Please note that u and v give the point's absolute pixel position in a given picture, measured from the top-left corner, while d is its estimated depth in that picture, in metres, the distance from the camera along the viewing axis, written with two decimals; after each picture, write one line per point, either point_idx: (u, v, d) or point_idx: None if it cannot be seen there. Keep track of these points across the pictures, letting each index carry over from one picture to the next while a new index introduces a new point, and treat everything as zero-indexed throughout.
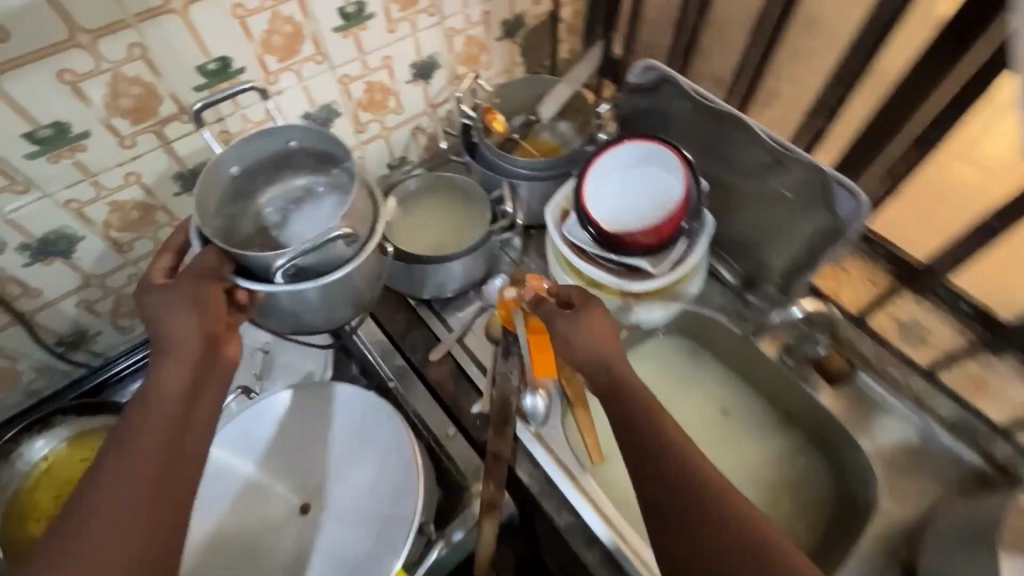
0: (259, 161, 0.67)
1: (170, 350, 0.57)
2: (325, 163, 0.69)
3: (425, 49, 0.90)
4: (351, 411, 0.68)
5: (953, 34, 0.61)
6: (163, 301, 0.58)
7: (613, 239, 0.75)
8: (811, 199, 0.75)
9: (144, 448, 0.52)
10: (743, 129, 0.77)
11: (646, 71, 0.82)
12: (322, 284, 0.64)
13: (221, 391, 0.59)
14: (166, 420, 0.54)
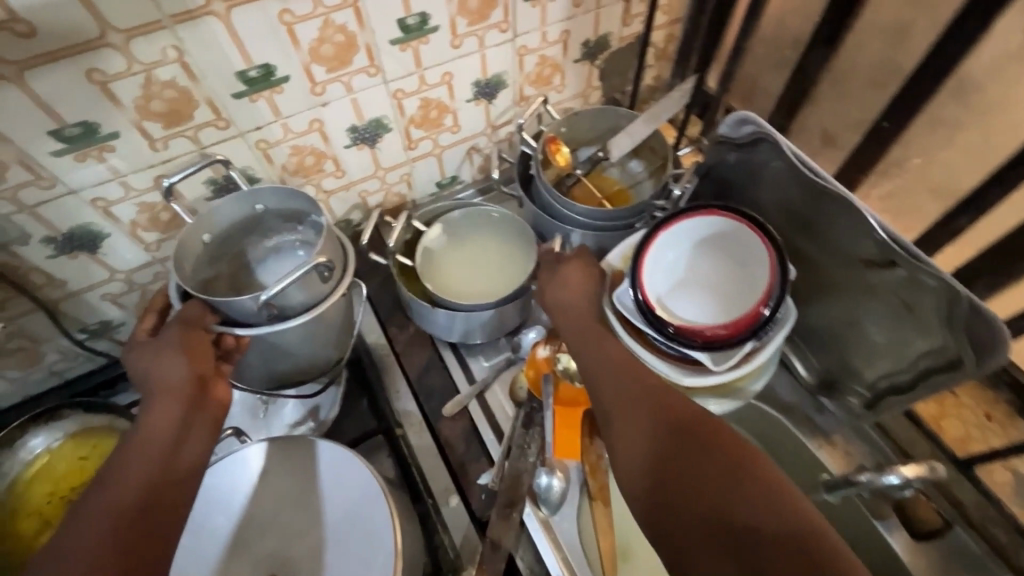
0: (231, 225, 0.65)
1: (159, 393, 0.51)
2: (294, 219, 0.68)
3: (492, 67, 0.81)
4: (347, 479, 0.59)
5: None
6: (153, 351, 0.53)
7: (671, 323, 0.62)
8: (935, 313, 0.59)
9: (117, 489, 0.46)
10: (851, 213, 0.62)
11: (740, 124, 0.68)
12: (311, 317, 0.60)
13: (211, 430, 0.52)
14: (147, 460, 0.48)
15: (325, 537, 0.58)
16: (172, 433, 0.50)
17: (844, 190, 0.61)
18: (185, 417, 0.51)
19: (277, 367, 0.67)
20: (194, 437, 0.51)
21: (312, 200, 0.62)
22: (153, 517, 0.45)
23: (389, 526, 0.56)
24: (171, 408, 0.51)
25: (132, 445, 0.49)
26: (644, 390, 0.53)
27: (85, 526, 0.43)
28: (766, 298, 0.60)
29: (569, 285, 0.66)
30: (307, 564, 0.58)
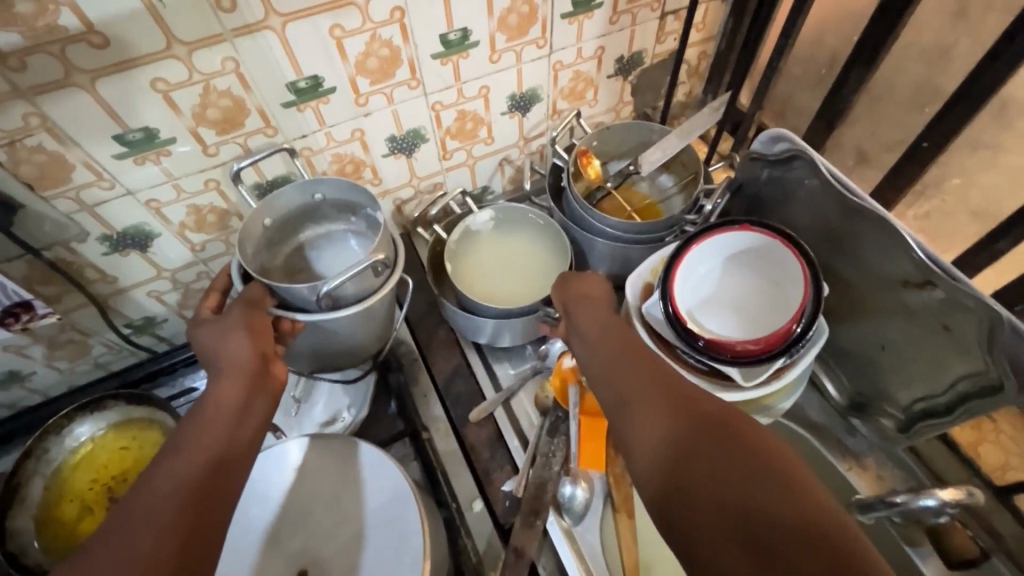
0: (289, 212, 0.67)
1: (224, 371, 0.52)
2: (347, 209, 0.69)
3: (527, 81, 0.82)
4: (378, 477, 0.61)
5: None
6: (221, 330, 0.55)
7: (701, 337, 0.62)
8: (975, 337, 0.58)
9: (187, 455, 0.45)
10: (889, 233, 0.61)
11: (775, 141, 0.68)
12: (362, 307, 0.62)
13: (270, 410, 0.52)
14: (211, 430, 0.47)
15: (353, 534, 0.60)
16: (232, 411, 0.49)
17: (880, 209, 0.61)
18: (247, 396, 0.51)
19: (318, 358, 0.70)
20: (254, 417, 0.50)
21: (375, 200, 0.64)
22: (214, 504, 0.43)
23: (416, 526, 0.58)
24: (232, 389, 0.50)
25: (196, 418, 0.48)
26: (649, 377, 0.51)
27: (140, 509, 0.41)
28: (799, 316, 0.60)
29: (588, 283, 0.67)
30: (337, 562, 0.59)
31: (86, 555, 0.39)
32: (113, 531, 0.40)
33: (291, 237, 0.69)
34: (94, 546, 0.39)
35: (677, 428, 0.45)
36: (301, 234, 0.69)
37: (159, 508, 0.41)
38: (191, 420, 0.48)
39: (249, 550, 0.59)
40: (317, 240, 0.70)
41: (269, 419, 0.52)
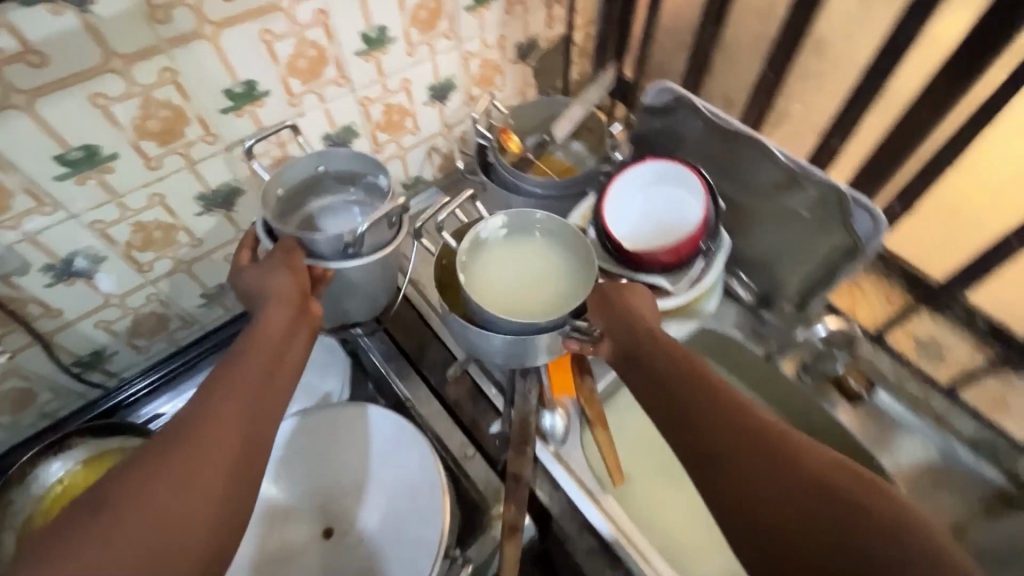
0: (298, 182, 0.73)
1: (273, 301, 0.57)
2: (348, 180, 0.76)
3: (443, 71, 0.91)
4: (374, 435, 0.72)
5: (956, 67, 0.62)
6: (266, 270, 0.60)
7: (632, 256, 0.74)
8: (832, 216, 0.75)
9: (245, 372, 0.49)
10: (758, 149, 0.78)
11: (661, 92, 0.84)
12: (378, 258, 0.68)
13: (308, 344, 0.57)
14: (259, 360, 0.51)
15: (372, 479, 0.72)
16: (282, 335, 0.55)
17: (749, 131, 0.78)
18: (293, 325, 0.57)
19: (327, 313, 0.75)
20: (296, 345, 0.56)
21: (378, 164, 0.71)
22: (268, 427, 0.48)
23: (427, 462, 0.68)
24: (277, 320, 0.56)
25: (248, 340, 0.53)
26: (710, 404, 0.52)
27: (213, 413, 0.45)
28: (704, 224, 0.73)
29: (628, 295, 0.65)
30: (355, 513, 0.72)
31: (166, 438, 0.43)
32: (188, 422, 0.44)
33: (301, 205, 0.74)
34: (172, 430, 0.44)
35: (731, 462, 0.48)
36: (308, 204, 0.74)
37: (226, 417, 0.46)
38: (243, 343, 0.53)
39: (277, 518, 0.72)
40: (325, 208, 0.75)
41: (307, 354, 0.57)
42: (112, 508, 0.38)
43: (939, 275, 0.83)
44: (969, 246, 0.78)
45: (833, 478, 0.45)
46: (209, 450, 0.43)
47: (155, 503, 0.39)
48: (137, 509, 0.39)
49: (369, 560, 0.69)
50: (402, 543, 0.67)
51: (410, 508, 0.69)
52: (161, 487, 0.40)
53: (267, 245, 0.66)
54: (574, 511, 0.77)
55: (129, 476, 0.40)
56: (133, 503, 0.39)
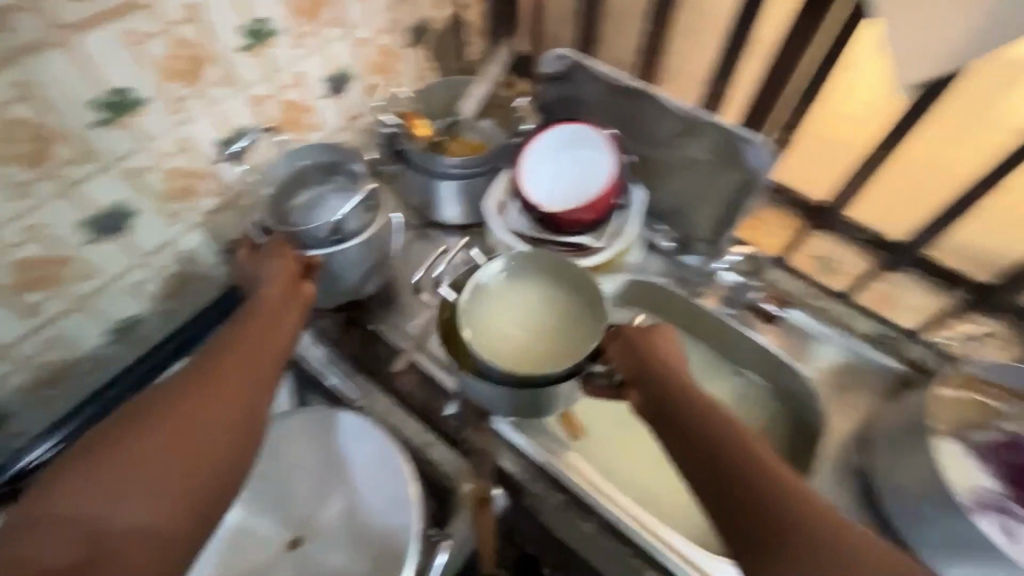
0: (283, 180, 0.84)
1: (265, 281, 0.70)
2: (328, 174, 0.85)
3: (337, 61, 0.88)
4: (328, 438, 0.71)
5: (810, 5, 0.69)
6: (259, 259, 0.73)
7: (555, 218, 0.77)
8: (727, 155, 0.81)
9: (245, 339, 0.62)
10: (653, 102, 0.83)
11: (557, 59, 0.87)
12: (363, 238, 0.78)
13: (299, 315, 0.69)
14: (256, 329, 0.64)
15: (342, 478, 0.71)
16: (276, 308, 0.67)
17: (643, 86, 0.82)
18: (285, 299, 0.69)
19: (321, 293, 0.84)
20: (289, 314, 0.68)
21: (349, 151, 0.84)
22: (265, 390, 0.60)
23: (391, 448, 0.67)
24: (270, 300, 0.68)
25: (249, 313, 0.66)
26: (739, 457, 0.55)
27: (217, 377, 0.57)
28: (616, 178, 0.77)
29: (652, 340, 0.66)
30: (322, 522, 0.71)
31: (185, 385, 0.56)
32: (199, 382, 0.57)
33: (289, 200, 0.82)
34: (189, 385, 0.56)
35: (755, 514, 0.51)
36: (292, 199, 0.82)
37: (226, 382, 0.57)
38: (247, 315, 0.66)
39: (241, 538, 0.71)
40: (307, 201, 0.81)
41: (298, 322, 0.69)
42: (135, 437, 0.50)
43: (825, 197, 0.89)
44: (846, 165, 0.84)
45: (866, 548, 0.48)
46: (212, 406, 0.55)
47: (168, 438, 0.51)
48: (154, 443, 0.50)
49: (345, 563, 0.69)
50: (381, 534, 0.68)
51: (380, 499, 0.68)
52: (172, 427, 0.52)
53: (264, 238, 0.79)
54: (539, 472, 0.79)
55: (150, 416, 0.52)
56: (150, 435, 0.51)
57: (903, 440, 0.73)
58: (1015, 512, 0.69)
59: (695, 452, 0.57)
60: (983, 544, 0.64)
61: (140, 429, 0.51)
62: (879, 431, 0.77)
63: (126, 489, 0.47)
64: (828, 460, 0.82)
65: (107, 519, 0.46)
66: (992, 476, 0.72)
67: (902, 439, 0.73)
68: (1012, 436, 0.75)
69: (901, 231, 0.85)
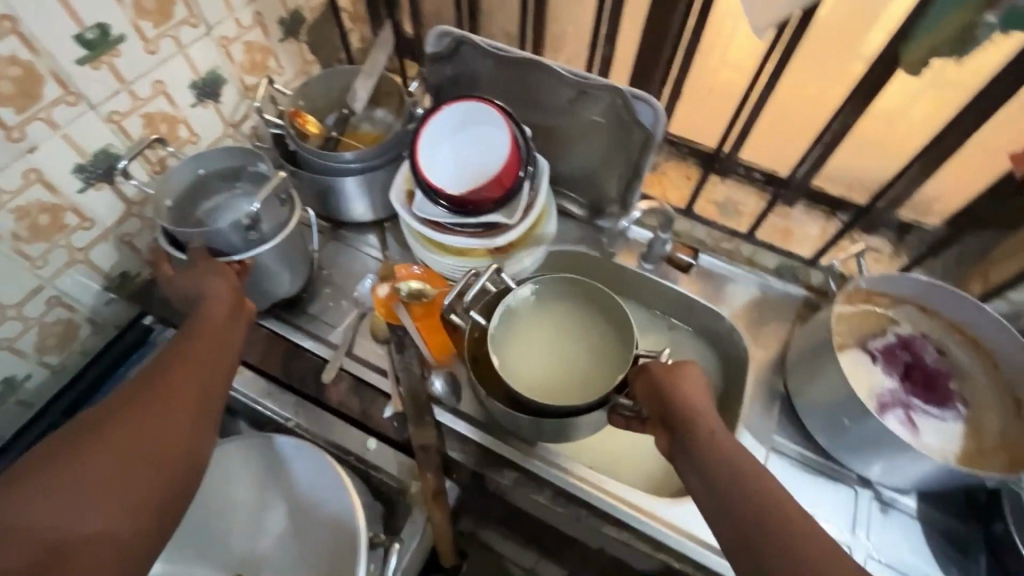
0: (183, 189, 0.78)
1: (209, 296, 0.67)
2: (231, 178, 0.81)
3: (202, 64, 0.81)
4: (251, 467, 0.68)
5: None
6: (199, 274, 0.69)
7: (463, 202, 0.76)
8: (621, 115, 0.82)
9: (193, 355, 0.61)
10: (542, 70, 0.82)
11: (441, 37, 0.84)
12: (282, 238, 0.77)
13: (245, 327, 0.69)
14: (205, 343, 0.62)
15: (276, 503, 0.68)
16: (224, 323, 0.66)
17: (529, 56, 0.81)
18: (231, 313, 0.67)
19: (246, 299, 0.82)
20: (236, 328, 0.67)
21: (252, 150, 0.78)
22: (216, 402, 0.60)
23: (317, 464, 0.64)
24: (218, 313, 0.66)
25: (194, 328, 0.64)
26: (749, 483, 0.55)
27: (168, 390, 0.56)
28: (516, 151, 0.76)
29: (676, 379, 0.65)
30: (262, 553, 0.68)
31: (132, 401, 0.55)
32: (144, 396, 0.55)
33: (194, 210, 0.78)
34: (135, 398, 0.55)
35: (768, 539, 0.51)
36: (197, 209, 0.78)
37: (178, 394, 0.56)
38: (192, 329, 0.64)
39: None
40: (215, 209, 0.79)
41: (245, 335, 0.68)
42: (82, 452, 0.49)
43: (711, 141, 0.94)
44: (725, 109, 0.89)
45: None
46: (164, 421, 0.54)
47: (118, 451, 0.50)
48: (104, 454, 0.49)
49: None
50: (324, 552, 0.65)
51: (318, 518, 0.66)
52: (122, 440, 0.51)
53: (178, 255, 0.73)
54: (488, 455, 0.79)
55: (96, 428, 0.51)
56: (97, 448, 0.49)
57: (809, 359, 0.78)
58: (915, 406, 0.77)
59: (707, 480, 0.57)
60: (888, 441, 0.70)
61: (87, 443, 0.50)
62: (794, 355, 0.82)
63: (76, 501, 0.46)
64: (754, 390, 0.86)
65: (58, 533, 0.45)
66: (893, 377, 0.79)
67: (808, 358, 0.79)
68: (905, 337, 0.82)
69: (784, 165, 0.91)
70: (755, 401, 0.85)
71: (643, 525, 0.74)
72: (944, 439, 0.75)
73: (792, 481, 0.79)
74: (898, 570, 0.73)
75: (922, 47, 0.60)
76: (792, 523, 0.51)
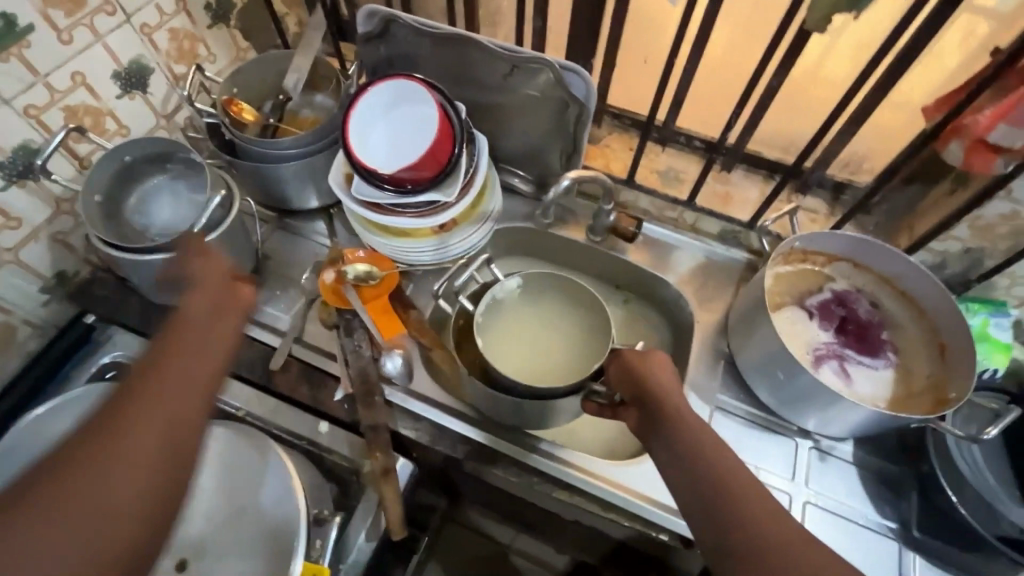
0: (111, 181, 0.77)
1: (197, 286, 0.60)
2: (162, 164, 0.81)
3: (123, 54, 0.79)
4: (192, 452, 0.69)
5: None
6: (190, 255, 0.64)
7: (400, 183, 0.76)
8: (555, 89, 0.83)
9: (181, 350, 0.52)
10: (474, 47, 0.83)
11: (370, 17, 0.84)
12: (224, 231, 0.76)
13: (232, 325, 0.58)
14: (197, 336, 0.54)
15: (219, 486, 0.70)
16: (211, 314, 0.57)
17: (459, 33, 0.81)
18: (217, 303, 0.58)
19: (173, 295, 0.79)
20: (221, 323, 0.57)
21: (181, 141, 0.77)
22: (211, 397, 0.52)
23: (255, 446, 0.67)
24: (208, 301, 0.58)
25: (182, 319, 0.56)
26: (725, 470, 0.56)
27: (154, 394, 0.48)
28: (451, 131, 0.77)
29: (648, 364, 0.68)
30: (206, 539, 0.69)
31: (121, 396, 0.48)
32: (121, 404, 0.47)
33: (126, 198, 0.79)
34: (114, 408, 0.47)
35: (737, 524, 0.53)
36: (129, 196, 0.79)
37: (165, 396, 0.49)
38: (182, 319, 0.56)
39: None
40: (150, 194, 0.81)
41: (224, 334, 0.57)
42: (70, 460, 0.43)
43: (641, 109, 0.97)
44: (651, 73, 0.94)
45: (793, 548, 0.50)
46: (156, 420, 0.47)
47: (111, 459, 0.44)
48: (97, 467, 0.43)
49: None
50: (264, 530, 0.66)
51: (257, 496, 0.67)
52: (105, 460, 0.43)
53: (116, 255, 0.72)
54: (441, 431, 0.80)
55: (89, 435, 0.45)
56: (77, 475, 0.42)
57: (746, 317, 0.81)
58: (848, 357, 0.80)
59: (682, 464, 0.58)
60: (818, 390, 0.73)
61: (66, 470, 0.42)
62: (734, 316, 0.84)
63: (65, 517, 0.41)
64: (700, 352, 0.89)
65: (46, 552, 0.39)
66: (828, 331, 0.82)
67: (745, 317, 0.81)
68: (840, 293, 0.85)
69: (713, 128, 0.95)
70: (701, 363, 0.87)
71: (592, 486, 0.77)
72: (875, 387, 0.78)
73: (737, 436, 0.82)
74: (836, 513, 0.76)
75: (823, 5, 0.61)
76: (761, 510, 0.53)
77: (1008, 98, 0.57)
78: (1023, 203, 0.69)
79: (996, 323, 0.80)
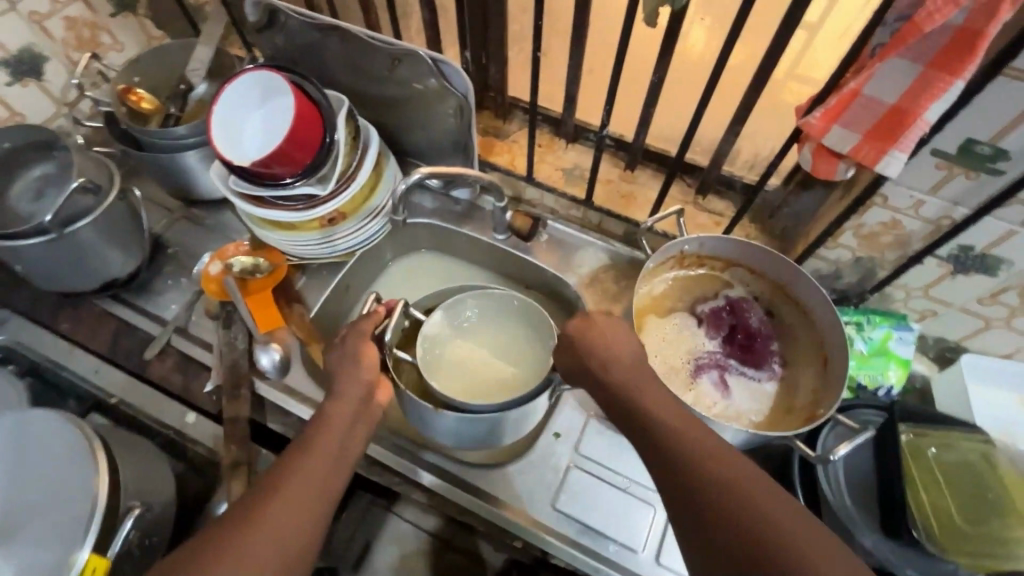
0: None
1: (339, 390, 0.64)
2: (46, 150, 0.81)
3: (9, 42, 0.80)
4: (10, 436, 0.65)
5: None
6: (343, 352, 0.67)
7: (266, 175, 0.74)
8: (437, 84, 0.81)
9: (317, 458, 0.57)
10: (350, 37, 0.81)
11: (255, 5, 0.82)
12: (95, 219, 0.76)
13: (362, 435, 0.63)
14: (329, 443, 0.59)
15: (33, 469, 0.64)
16: (348, 423, 0.62)
17: (333, 22, 0.79)
18: (356, 415, 0.63)
19: (47, 283, 0.81)
20: (357, 434, 0.62)
21: (55, 132, 0.79)
22: (330, 500, 0.56)
23: (71, 426, 0.64)
24: (346, 408, 0.63)
25: (323, 422, 0.61)
26: (713, 469, 0.50)
27: (284, 494, 0.54)
28: (319, 123, 0.75)
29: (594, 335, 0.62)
30: (18, 521, 0.62)
31: (264, 492, 0.54)
32: (259, 496, 0.54)
33: (8, 186, 0.80)
34: (250, 503, 0.53)
35: (718, 512, 0.48)
36: (9, 186, 0.80)
37: (294, 496, 0.54)
38: (320, 425, 0.61)
39: None
40: (36, 183, 0.82)
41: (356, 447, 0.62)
42: (216, 554, 0.49)
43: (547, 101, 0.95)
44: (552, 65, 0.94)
45: (781, 528, 0.46)
46: (290, 522, 0.52)
47: (250, 555, 0.49)
48: (240, 559, 0.49)
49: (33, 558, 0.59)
50: (67, 515, 0.60)
51: (68, 473, 0.62)
52: (245, 550, 0.49)
53: None
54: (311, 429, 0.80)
55: (239, 528, 0.51)
56: (223, 561, 0.48)
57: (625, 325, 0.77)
58: (730, 367, 0.77)
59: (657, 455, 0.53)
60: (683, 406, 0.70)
61: (216, 556, 0.48)
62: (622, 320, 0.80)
63: None
64: None
65: None
66: (715, 339, 0.79)
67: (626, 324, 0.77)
68: (734, 301, 0.81)
69: (624, 126, 0.95)
70: None
71: (455, 494, 0.74)
72: (752, 402, 0.75)
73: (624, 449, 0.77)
74: None
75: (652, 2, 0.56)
76: (750, 512, 0.47)
77: (838, 98, 0.50)
78: (901, 212, 0.64)
79: (898, 337, 0.75)
